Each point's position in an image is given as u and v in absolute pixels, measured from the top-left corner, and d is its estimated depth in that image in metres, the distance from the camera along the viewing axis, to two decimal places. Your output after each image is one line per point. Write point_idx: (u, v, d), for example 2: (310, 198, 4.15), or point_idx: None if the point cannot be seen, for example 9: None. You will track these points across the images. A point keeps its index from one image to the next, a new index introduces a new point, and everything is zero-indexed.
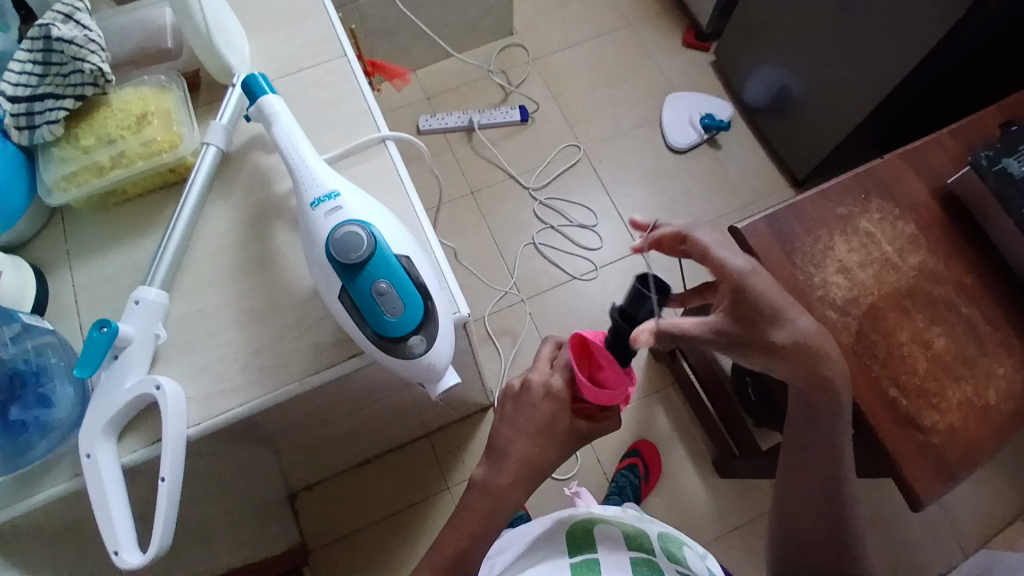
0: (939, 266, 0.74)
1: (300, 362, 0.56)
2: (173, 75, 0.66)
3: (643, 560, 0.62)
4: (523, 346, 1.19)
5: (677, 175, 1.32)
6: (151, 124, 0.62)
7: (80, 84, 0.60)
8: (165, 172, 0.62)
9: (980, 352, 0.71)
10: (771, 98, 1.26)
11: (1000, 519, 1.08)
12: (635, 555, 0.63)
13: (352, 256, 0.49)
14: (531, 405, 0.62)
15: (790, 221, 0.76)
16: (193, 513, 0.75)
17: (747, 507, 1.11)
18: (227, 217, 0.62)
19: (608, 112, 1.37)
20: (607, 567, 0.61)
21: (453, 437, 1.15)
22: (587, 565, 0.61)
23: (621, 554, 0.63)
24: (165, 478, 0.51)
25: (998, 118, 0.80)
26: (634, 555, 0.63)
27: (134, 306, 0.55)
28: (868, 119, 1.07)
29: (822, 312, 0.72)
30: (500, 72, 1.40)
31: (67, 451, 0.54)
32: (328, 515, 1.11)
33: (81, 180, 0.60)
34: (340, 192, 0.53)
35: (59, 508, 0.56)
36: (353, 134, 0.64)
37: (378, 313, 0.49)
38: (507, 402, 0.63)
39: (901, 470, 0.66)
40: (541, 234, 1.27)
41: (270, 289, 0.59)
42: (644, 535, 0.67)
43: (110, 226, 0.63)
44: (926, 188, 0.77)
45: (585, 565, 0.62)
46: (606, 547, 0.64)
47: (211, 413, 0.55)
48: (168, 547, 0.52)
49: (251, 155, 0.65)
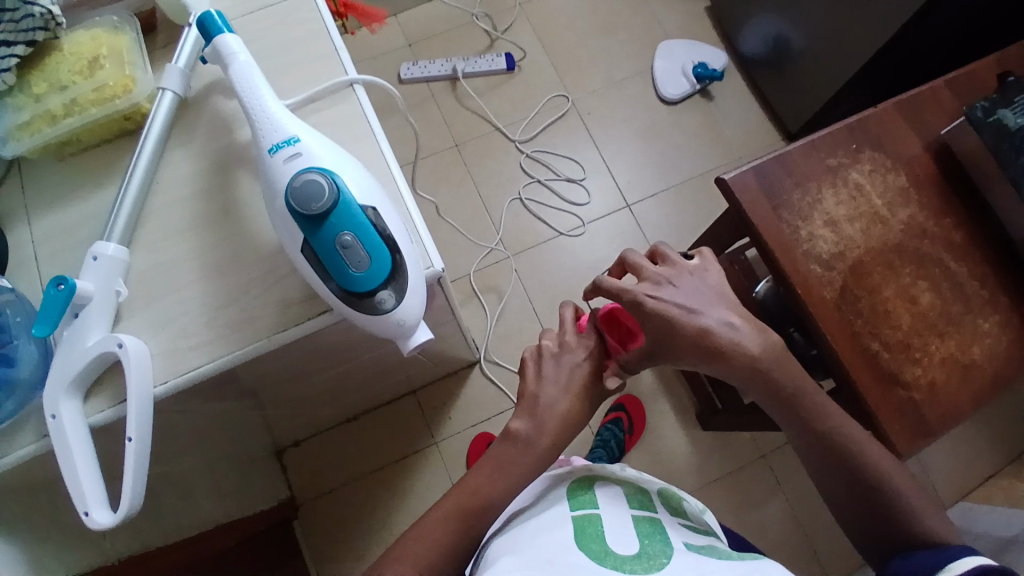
0: (928, 220, 0.73)
1: (267, 318, 0.55)
2: (126, 16, 0.62)
3: (645, 518, 0.54)
4: (509, 303, 1.18)
5: (668, 128, 1.29)
6: (103, 68, 0.58)
7: (32, 29, 0.57)
8: (120, 119, 0.59)
9: (966, 310, 0.70)
10: (768, 46, 1.22)
11: (977, 475, 1.10)
12: (638, 513, 0.55)
13: (314, 207, 0.47)
14: (574, 362, 0.61)
15: (778, 173, 0.73)
16: (172, 469, 0.74)
17: (730, 461, 1.12)
18: (186, 166, 0.60)
19: (599, 62, 1.32)
20: (612, 527, 0.51)
21: (438, 394, 1.15)
22: (590, 523, 0.51)
23: (624, 512, 0.54)
24: (131, 438, 0.50)
25: (995, 70, 0.77)
26: (637, 512, 0.55)
27: (92, 261, 0.53)
28: (866, 69, 1.03)
29: (807, 267, 0.70)
30: (485, 17, 1.34)
31: (32, 411, 0.53)
32: (315, 470, 1.12)
33: (34, 128, 0.57)
34: (300, 137, 0.50)
35: (27, 469, 0.55)
36: (320, 78, 0.61)
37: (344, 267, 0.48)
38: (542, 363, 0.61)
39: (880, 426, 0.66)
40: (528, 188, 1.24)
41: (233, 241, 0.57)
42: (645, 492, 0.59)
43: (66, 178, 0.60)
44: (920, 141, 0.75)
45: (586, 522, 0.51)
46: (607, 502, 0.55)
47: (177, 371, 0.54)
48: (139, 506, 0.51)
49: (211, 100, 0.61)
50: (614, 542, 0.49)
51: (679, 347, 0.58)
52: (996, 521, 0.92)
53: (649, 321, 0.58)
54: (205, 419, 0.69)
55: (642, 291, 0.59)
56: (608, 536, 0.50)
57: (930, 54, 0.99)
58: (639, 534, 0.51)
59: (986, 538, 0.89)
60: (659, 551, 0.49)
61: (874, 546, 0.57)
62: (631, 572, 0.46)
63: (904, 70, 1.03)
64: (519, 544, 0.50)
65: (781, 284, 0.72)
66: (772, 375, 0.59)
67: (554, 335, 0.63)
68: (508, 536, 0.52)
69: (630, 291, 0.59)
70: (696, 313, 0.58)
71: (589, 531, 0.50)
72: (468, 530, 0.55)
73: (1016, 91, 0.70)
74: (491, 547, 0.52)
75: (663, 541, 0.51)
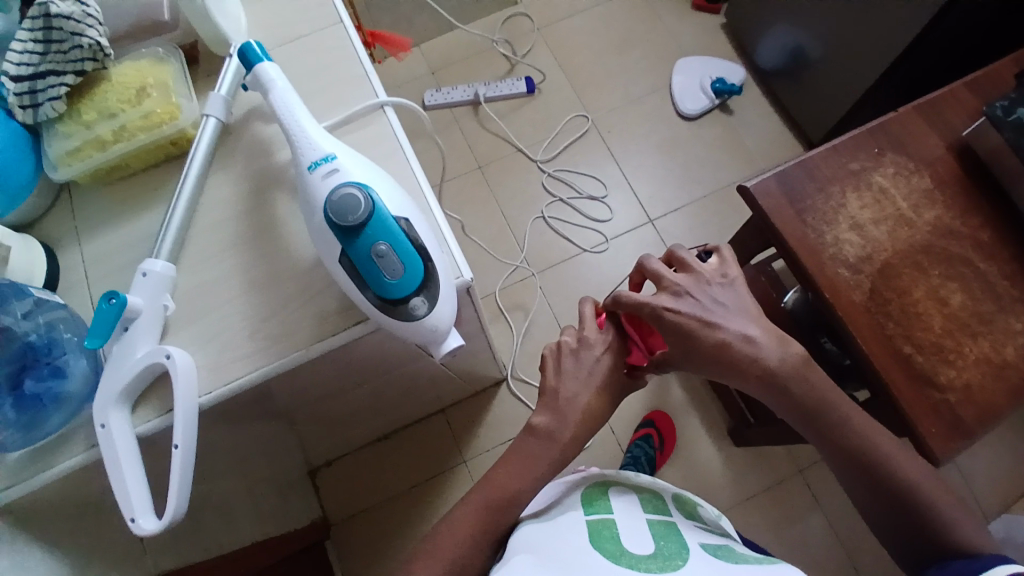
0: (955, 221, 0.72)
1: (306, 329, 0.57)
2: (169, 48, 0.66)
3: (660, 521, 0.55)
4: (535, 320, 1.19)
5: (689, 143, 1.30)
6: (149, 97, 0.62)
7: (80, 60, 0.61)
8: (166, 144, 0.63)
9: (999, 310, 0.69)
10: (785, 59, 1.23)
11: (1023, 486, 1.06)
12: (653, 516, 0.56)
13: (350, 218, 0.49)
14: (594, 358, 0.59)
15: (800, 178, 0.74)
16: (211, 486, 0.76)
17: (764, 476, 1.10)
18: (228, 188, 0.62)
19: (617, 81, 1.35)
20: (627, 530, 0.53)
21: (467, 412, 1.15)
22: (606, 526, 0.53)
23: (639, 515, 0.55)
24: (177, 445, 0.52)
25: (1015, 69, 0.77)
26: (652, 516, 0.56)
27: (141, 278, 0.56)
28: (886, 76, 1.04)
29: (834, 271, 0.70)
30: (505, 42, 1.38)
31: (81, 423, 0.55)
32: (347, 490, 1.13)
33: (84, 154, 0.60)
34: (336, 155, 0.53)
35: (79, 481, 0.57)
36: (352, 100, 0.64)
37: (378, 275, 0.49)
38: (562, 357, 0.60)
39: (917, 429, 0.65)
40: (551, 207, 1.26)
41: (273, 258, 0.60)
42: (660, 498, 0.61)
43: (115, 201, 0.63)
44: (943, 142, 0.75)
45: (602, 525, 0.53)
46: (623, 507, 0.57)
47: (221, 382, 0.56)
48: (183, 513, 0.52)
49: (250, 125, 0.65)
50: (630, 544, 0.51)
51: (697, 359, 0.58)
52: None
53: (668, 331, 0.58)
54: (243, 436, 0.71)
55: (661, 304, 0.57)
56: (624, 538, 0.51)
57: (951, 59, 0.99)
58: (654, 536, 0.52)
59: None
60: (675, 552, 0.50)
61: (911, 552, 0.55)
62: (646, 571, 0.47)
63: (924, 75, 1.03)
64: (536, 543, 0.51)
65: (809, 289, 0.72)
66: (787, 384, 0.58)
67: (573, 330, 0.62)
68: (526, 535, 0.54)
69: (649, 303, 0.57)
70: (716, 325, 0.58)
71: (605, 533, 0.52)
72: (499, 535, 0.55)
73: None
74: (509, 544, 0.54)
75: (679, 542, 0.51)
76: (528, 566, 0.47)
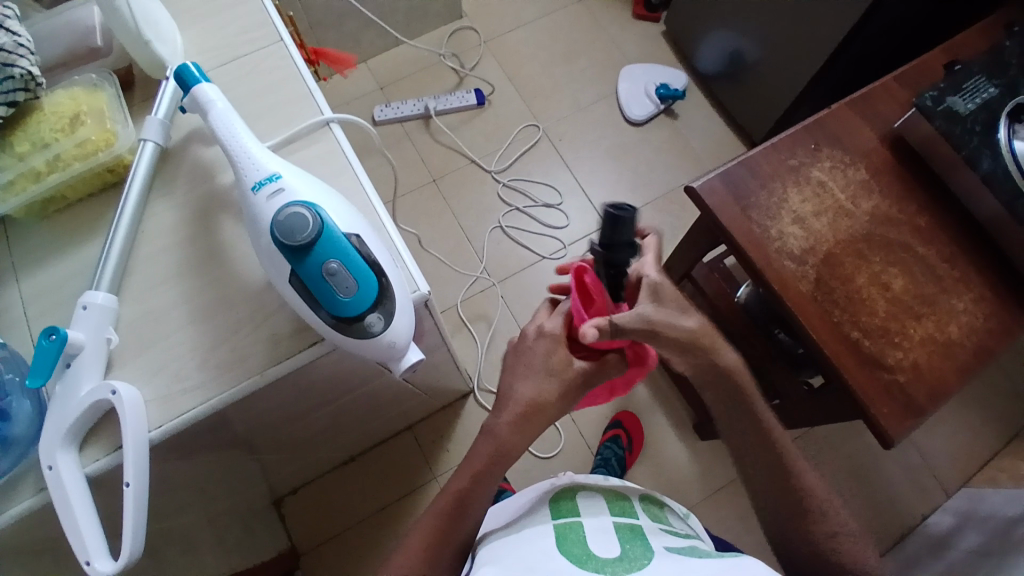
0: (891, 209, 0.76)
1: (259, 354, 0.56)
2: (104, 73, 0.65)
3: (626, 524, 0.56)
4: (498, 329, 1.19)
5: (639, 146, 1.33)
6: (84, 125, 0.60)
7: (12, 91, 0.58)
8: (103, 172, 0.61)
9: (938, 291, 0.72)
10: (724, 63, 1.28)
11: (977, 457, 1.11)
12: (620, 520, 0.57)
13: (299, 238, 0.48)
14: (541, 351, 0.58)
15: (744, 176, 0.76)
16: (172, 523, 0.73)
17: (731, 467, 1.13)
18: (171, 213, 0.61)
19: (566, 90, 1.37)
20: (594, 532, 0.54)
21: (435, 427, 1.14)
22: (572, 529, 0.54)
23: (605, 518, 0.56)
24: (129, 484, 0.50)
25: (938, 63, 0.81)
26: (618, 518, 0.57)
27: (82, 311, 0.54)
28: (820, 75, 1.08)
29: (781, 264, 0.73)
30: (452, 55, 1.39)
31: (29, 466, 0.53)
32: (317, 516, 1.10)
33: (19, 187, 0.58)
34: (281, 174, 0.52)
35: (28, 527, 0.55)
36: (297, 119, 0.63)
37: (332, 295, 0.49)
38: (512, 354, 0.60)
39: (870, 410, 0.68)
40: (507, 216, 1.27)
41: (222, 282, 0.58)
42: (626, 500, 0.62)
43: (54, 234, 0.61)
44: (876, 134, 0.79)
45: (568, 528, 0.54)
46: (590, 510, 0.58)
47: (173, 414, 0.54)
48: (141, 553, 0.50)
49: (191, 149, 0.63)
50: (595, 547, 0.52)
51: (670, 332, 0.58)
52: (1002, 500, 0.93)
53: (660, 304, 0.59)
54: (201, 470, 0.69)
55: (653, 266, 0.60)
56: (591, 540, 0.53)
57: (879, 56, 1.04)
58: (619, 539, 0.53)
59: (993, 520, 0.90)
60: (640, 553, 0.51)
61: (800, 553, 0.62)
62: (611, 573, 0.48)
63: (856, 73, 1.08)
64: (504, 551, 0.52)
65: (759, 284, 0.74)
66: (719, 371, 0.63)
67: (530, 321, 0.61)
68: (496, 543, 0.55)
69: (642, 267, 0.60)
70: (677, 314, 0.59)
71: (571, 536, 0.53)
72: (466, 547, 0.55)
73: (962, 78, 0.74)
74: (481, 554, 0.55)
75: (643, 546, 0.52)
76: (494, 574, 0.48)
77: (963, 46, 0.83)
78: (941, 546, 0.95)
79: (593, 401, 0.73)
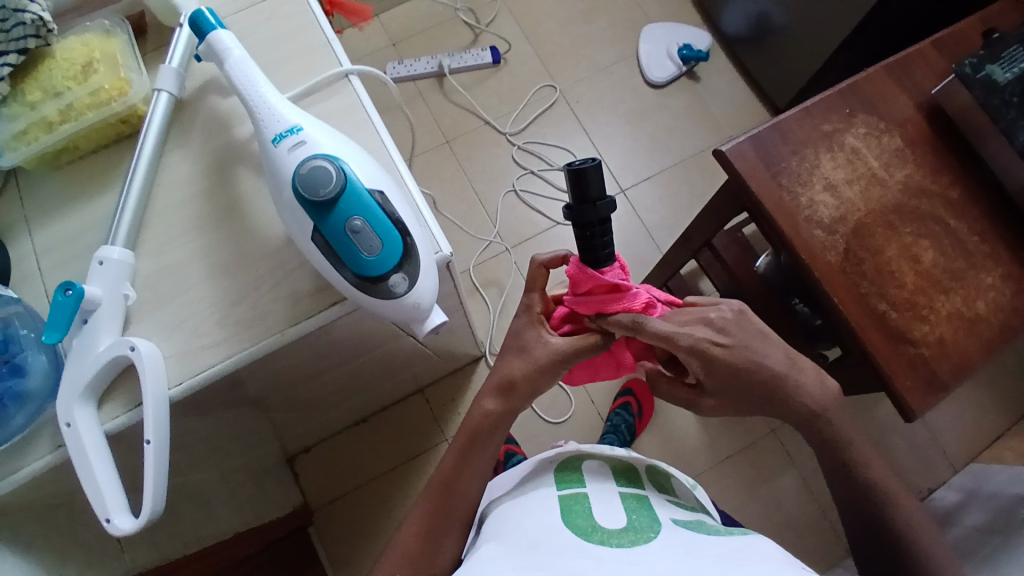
0: (925, 179, 0.73)
1: (278, 313, 0.54)
2: (117, 19, 0.63)
3: (632, 494, 0.55)
4: (511, 296, 1.18)
5: (658, 111, 1.29)
6: (97, 72, 0.59)
7: (23, 37, 0.57)
8: (116, 122, 0.59)
9: (968, 265, 0.71)
10: (749, 26, 1.23)
11: (986, 436, 1.10)
12: (625, 490, 0.55)
13: (322, 193, 0.47)
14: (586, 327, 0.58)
15: (774, 140, 0.73)
16: (187, 480, 0.74)
17: (738, 435, 1.12)
18: (188, 166, 0.59)
19: (585, 50, 1.33)
20: (598, 504, 0.52)
21: (445, 390, 1.14)
22: (577, 502, 0.52)
23: (610, 488, 0.55)
24: (149, 440, 0.50)
25: (979, 29, 0.78)
26: (625, 490, 0.56)
27: (98, 265, 0.53)
28: (849, 42, 1.04)
29: (810, 233, 0.71)
30: (468, 10, 1.34)
31: (44, 423, 0.52)
32: (329, 475, 1.11)
33: (31, 137, 0.57)
34: (302, 126, 0.50)
35: (48, 482, 0.54)
36: (316, 70, 0.61)
37: (356, 253, 0.47)
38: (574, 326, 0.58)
39: (892, 384, 0.67)
40: (521, 179, 1.24)
41: (241, 238, 0.57)
42: (633, 469, 0.60)
43: (67, 187, 0.60)
44: (912, 102, 0.76)
45: (573, 501, 0.53)
46: (596, 482, 0.56)
47: (191, 371, 0.53)
48: (160, 509, 0.50)
49: (206, 99, 0.61)
50: (601, 519, 0.50)
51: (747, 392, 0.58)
52: (1009, 478, 0.93)
53: (723, 369, 0.56)
54: (217, 428, 0.68)
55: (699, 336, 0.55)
56: (596, 512, 0.51)
57: (916, 21, 1.00)
58: (625, 509, 0.52)
59: (999, 497, 0.90)
60: (646, 527, 0.49)
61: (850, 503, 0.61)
62: (618, 545, 0.46)
63: (887, 41, 1.04)
64: (507, 526, 0.51)
65: (785, 251, 0.73)
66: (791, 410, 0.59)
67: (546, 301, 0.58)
68: (498, 519, 0.54)
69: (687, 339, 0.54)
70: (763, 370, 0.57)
71: (576, 509, 0.51)
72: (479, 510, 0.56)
73: (1003, 45, 0.71)
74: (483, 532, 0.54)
75: (649, 516, 0.51)
76: (498, 550, 0.46)
77: (1005, 11, 0.79)
78: (945, 522, 0.95)
79: (596, 375, 0.63)
